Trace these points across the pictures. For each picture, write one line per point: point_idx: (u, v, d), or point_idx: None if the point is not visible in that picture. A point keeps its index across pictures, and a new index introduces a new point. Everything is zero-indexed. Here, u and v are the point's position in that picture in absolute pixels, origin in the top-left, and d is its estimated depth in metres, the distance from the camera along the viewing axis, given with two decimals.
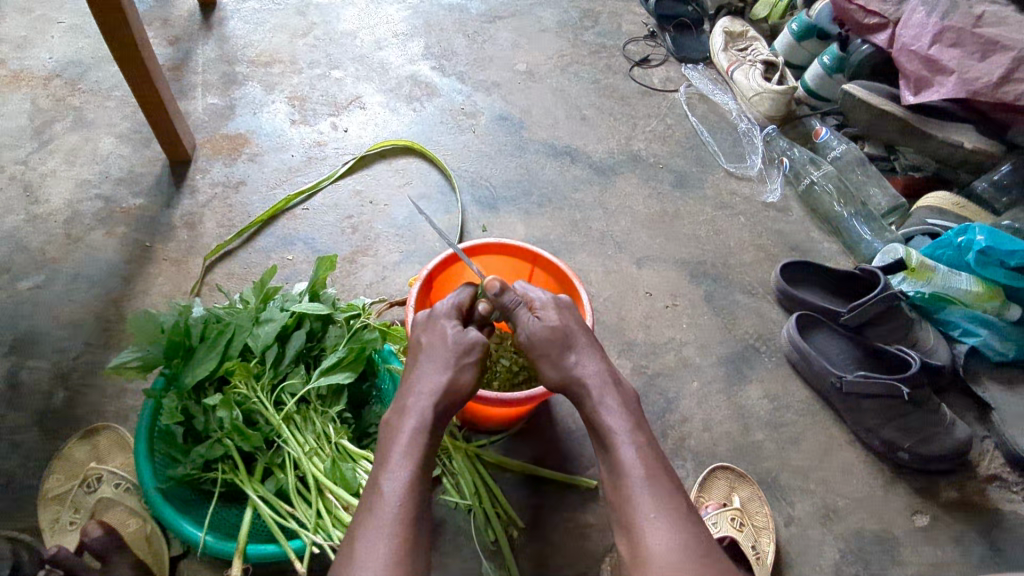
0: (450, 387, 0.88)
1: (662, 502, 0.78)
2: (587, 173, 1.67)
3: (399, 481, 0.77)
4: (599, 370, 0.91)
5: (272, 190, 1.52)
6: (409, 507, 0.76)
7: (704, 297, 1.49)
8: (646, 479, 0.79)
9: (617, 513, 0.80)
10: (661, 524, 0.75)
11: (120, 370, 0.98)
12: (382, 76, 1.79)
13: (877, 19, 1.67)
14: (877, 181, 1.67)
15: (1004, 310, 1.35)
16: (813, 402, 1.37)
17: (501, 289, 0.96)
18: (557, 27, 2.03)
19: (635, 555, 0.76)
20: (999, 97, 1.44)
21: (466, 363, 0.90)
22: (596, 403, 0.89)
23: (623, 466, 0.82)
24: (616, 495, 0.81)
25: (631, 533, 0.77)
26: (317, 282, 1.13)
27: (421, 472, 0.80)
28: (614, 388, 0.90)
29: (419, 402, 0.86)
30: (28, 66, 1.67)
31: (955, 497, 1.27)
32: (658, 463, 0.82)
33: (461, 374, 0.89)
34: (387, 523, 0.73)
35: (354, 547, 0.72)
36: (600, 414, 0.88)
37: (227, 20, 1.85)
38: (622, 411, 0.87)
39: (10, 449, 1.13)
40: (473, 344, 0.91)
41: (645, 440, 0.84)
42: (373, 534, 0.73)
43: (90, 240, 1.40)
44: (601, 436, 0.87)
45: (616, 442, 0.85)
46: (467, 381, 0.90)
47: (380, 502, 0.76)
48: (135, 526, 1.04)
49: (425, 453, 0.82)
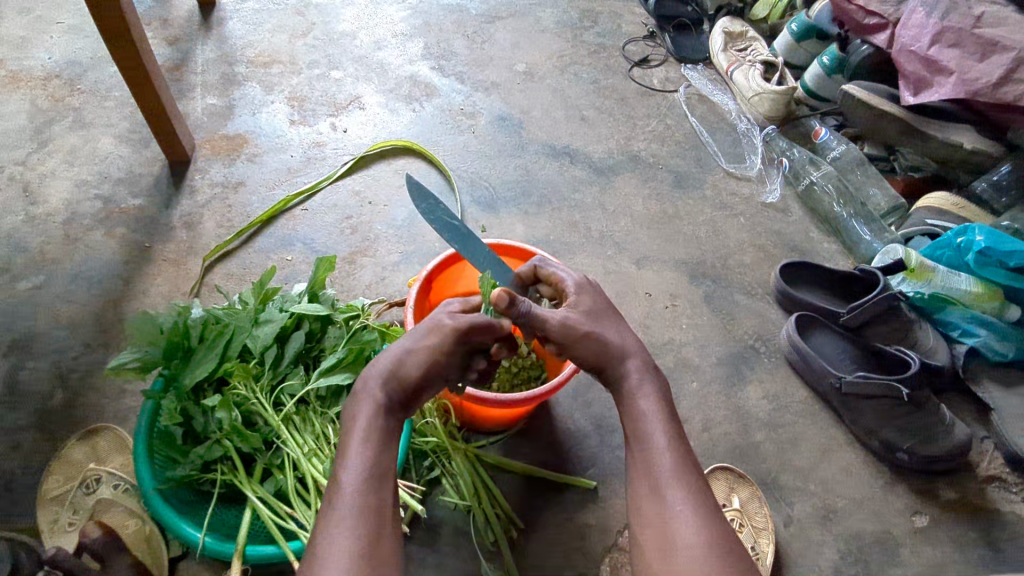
0: (397, 370, 0.85)
1: (690, 495, 0.78)
2: (586, 174, 1.67)
3: (354, 471, 0.76)
4: (640, 355, 0.90)
5: (271, 190, 1.52)
6: (364, 495, 0.75)
7: (704, 298, 1.49)
8: (674, 472, 0.80)
9: (642, 501, 0.80)
10: (688, 516, 0.76)
11: (118, 371, 0.98)
12: (381, 76, 1.79)
13: (876, 19, 1.68)
14: (876, 182, 1.67)
15: (1003, 310, 1.36)
16: (813, 402, 1.37)
17: (513, 302, 0.88)
18: (556, 27, 2.03)
19: (657, 543, 0.76)
20: (999, 97, 1.44)
21: (416, 346, 0.87)
22: (632, 387, 0.88)
23: (654, 454, 0.82)
24: (643, 481, 0.82)
25: (655, 522, 0.78)
26: (317, 283, 1.13)
27: (378, 458, 0.78)
28: (652, 375, 0.89)
29: (371, 384, 0.84)
30: (27, 67, 1.67)
31: (954, 498, 1.27)
32: (686, 455, 0.82)
33: (406, 362, 0.86)
34: (347, 514, 0.72)
35: (319, 537, 0.72)
36: (636, 398, 0.87)
37: (227, 21, 1.85)
38: (658, 399, 0.87)
39: (9, 450, 1.13)
40: (431, 328, 0.88)
41: (676, 432, 0.84)
42: (335, 527, 0.71)
43: (90, 241, 1.39)
44: (633, 419, 0.87)
45: (648, 429, 0.84)
46: (411, 369, 0.86)
47: (337, 493, 0.75)
48: (134, 527, 1.03)
49: (380, 437, 0.80)
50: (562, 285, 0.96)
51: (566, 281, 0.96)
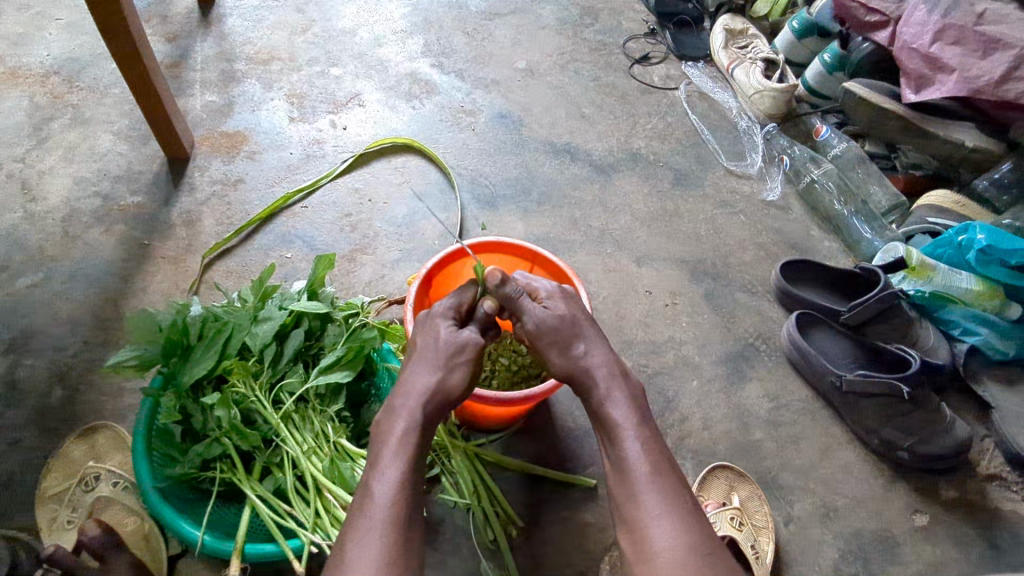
0: (440, 389, 0.86)
1: (666, 499, 0.78)
2: (587, 172, 1.67)
3: (388, 482, 0.76)
4: (607, 362, 0.90)
5: (271, 187, 1.51)
6: (401, 506, 0.75)
7: (705, 296, 1.49)
8: (650, 476, 0.79)
9: (621, 510, 0.80)
10: (665, 521, 0.76)
11: (117, 369, 0.97)
12: (381, 74, 1.79)
13: (878, 16, 1.66)
14: (877, 180, 1.65)
15: (1005, 308, 1.36)
16: (813, 400, 1.37)
17: (503, 280, 0.92)
18: (556, 24, 2.03)
19: (638, 550, 0.76)
20: (1000, 95, 1.44)
21: (456, 364, 0.88)
22: (602, 396, 0.88)
23: (629, 461, 0.82)
24: (620, 489, 0.81)
25: (635, 529, 0.77)
26: (316, 281, 1.13)
27: (413, 469, 0.79)
28: (620, 380, 0.89)
29: (411, 398, 0.85)
30: (25, 63, 1.66)
31: (955, 496, 1.26)
32: (662, 458, 0.82)
33: (451, 377, 0.87)
34: (378, 525, 0.73)
35: (347, 552, 0.72)
36: (607, 407, 0.87)
37: (226, 18, 1.85)
38: (629, 404, 0.87)
39: (8, 448, 1.13)
40: (462, 342, 0.90)
41: (652, 436, 0.84)
42: (367, 540, 0.72)
43: (88, 238, 1.39)
44: (606, 429, 0.87)
45: (621, 436, 0.84)
46: (457, 383, 0.88)
47: (369, 506, 0.75)
48: (134, 525, 1.04)
49: (417, 447, 0.81)
50: (536, 292, 0.96)
51: (540, 288, 0.95)
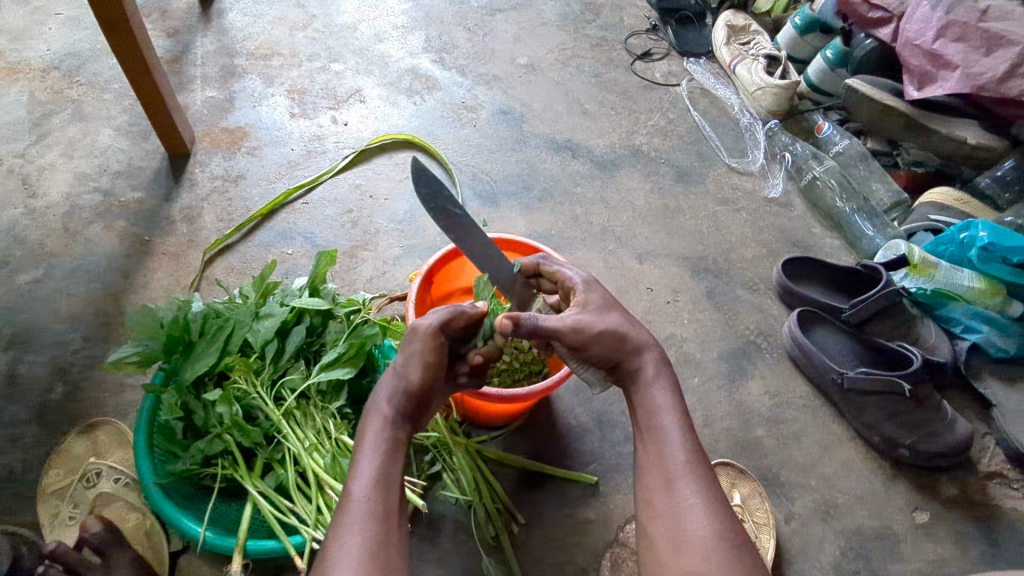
0: (398, 382, 0.85)
1: (704, 490, 0.78)
2: (588, 168, 1.66)
3: (365, 477, 0.77)
4: (655, 349, 0.90)
5: (271, 183, 1.51)
6: (379, 501, 0.75)
7: (705, 293, 1.49)
8: (687, 465, 0.80)
9: (653, 493, 0.80)
10: (700, 510, 0.76)
11: (119, 365, 0.98)
12: (381, 69, 1.78)
13: (881, 12, 1.66)
14: (879, 177, 1.66)
15: (1006, 306, 1.35)
16: (814, 398, 1.36)
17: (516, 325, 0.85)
18: (557, 20, 2.02)
19: (669, 537, 0.76)
20: (1004, 92, 1.43)
21: (411, 359, 0.86)
22: (648, 381, 0.88)
23: (669, 447, 0.82)
24: (656, 475, 0.81)
25: (670, 515, 0.77)
26: (317, 277, 1.13)
27: (387, 465, 0.79)
28: (666, 369, 0.89)
29: (380, 397, 0.85)
30: (25, 58, 1.65)
31: (955, 494, 1.26)
32: (699, 451, 0.82)
33: (408, 372, 0.85)
34: (357, 520, 0.73)
35: (330, 543, 0.72)
36: (650, 392, 0.87)
37: (226, 13, 1.84)
38: (671, 394, 0.87)
39: (8, 444, 1.13)
40: (413, 332, 0.87)
41: (691, 429, 0.84)
42: (347, 531, 0.72)
43: (89, 234, 1.39)
44: (645, 413, 0.86)
45: (663, 422, 0.84)
46: (415, 376, 0.85)
47: (349, 500, 0.75)
48: (135, 521, 1.05)
49: (391, 442, 0.81)
50: (569, 284, 0.94)
51: (572, 280, 0.94)
